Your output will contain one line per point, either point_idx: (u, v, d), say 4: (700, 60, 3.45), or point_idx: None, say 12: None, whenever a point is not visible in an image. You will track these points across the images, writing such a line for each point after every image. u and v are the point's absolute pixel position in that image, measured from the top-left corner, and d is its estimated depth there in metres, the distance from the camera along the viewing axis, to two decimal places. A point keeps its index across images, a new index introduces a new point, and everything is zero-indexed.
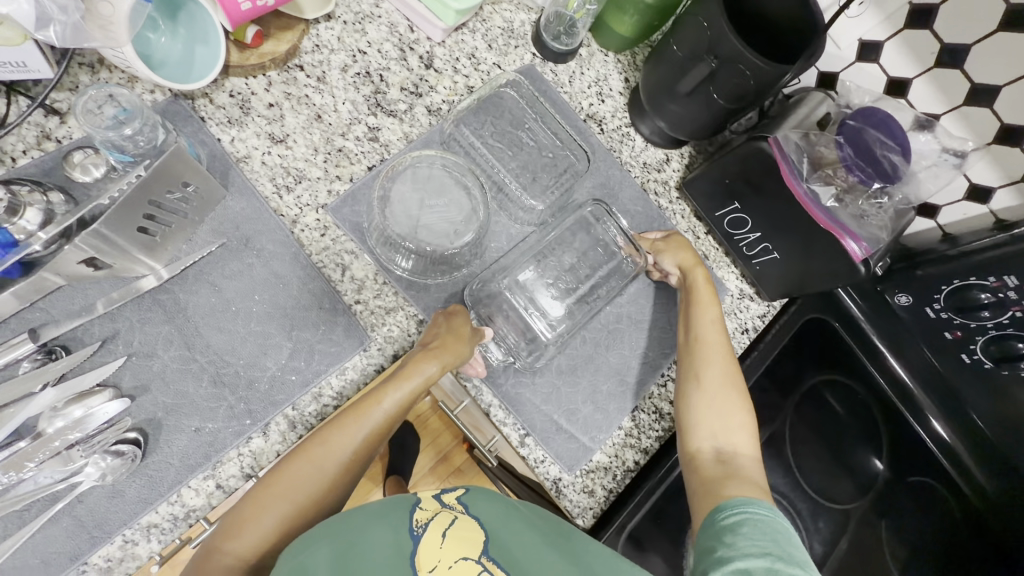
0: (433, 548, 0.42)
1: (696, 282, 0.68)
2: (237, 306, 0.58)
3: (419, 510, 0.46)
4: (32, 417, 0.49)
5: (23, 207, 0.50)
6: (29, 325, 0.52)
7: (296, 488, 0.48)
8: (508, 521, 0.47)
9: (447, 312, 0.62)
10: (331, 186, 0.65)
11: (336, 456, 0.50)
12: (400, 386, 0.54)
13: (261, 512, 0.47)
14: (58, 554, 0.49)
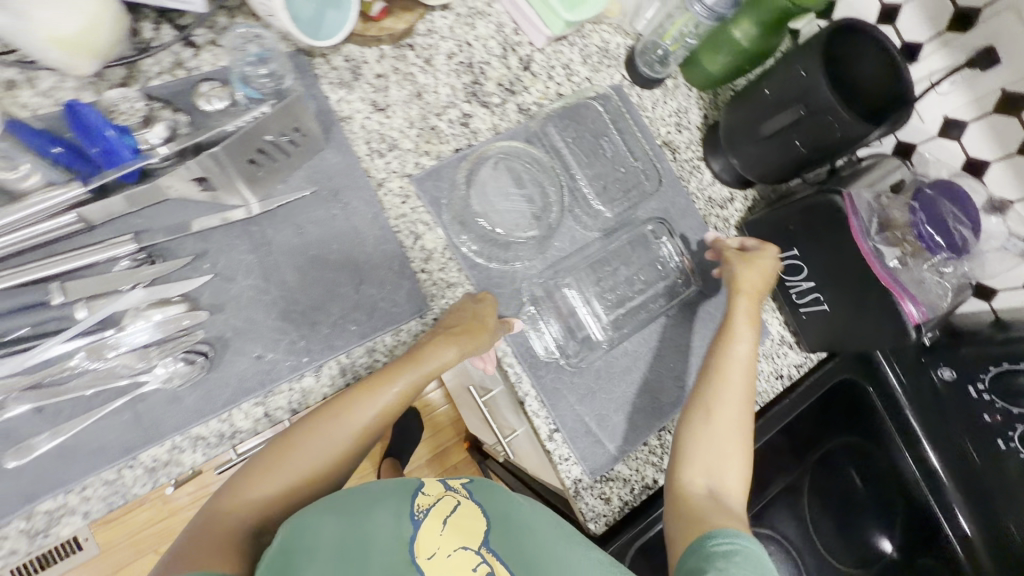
0: (434, 536, 0.48)
1: (745, 298, 0.67)
2: (316, 251, 0.61)
3: (421, 496, 0.51)
4: (118, 312, 0.52)
5: (155, 121, 0.54)
6: (130, 229, 0.55)
7: (299, 456, 0.52)
8: (506, 510, 0.53)
9: (462, 298, 0.64)
10: (419, 159, 0.68)
11: (343, 431, 0.54)
12: (413, 368, 0.57)
13: (274, 475, 0.51)
14: (109, 446, 0.51)
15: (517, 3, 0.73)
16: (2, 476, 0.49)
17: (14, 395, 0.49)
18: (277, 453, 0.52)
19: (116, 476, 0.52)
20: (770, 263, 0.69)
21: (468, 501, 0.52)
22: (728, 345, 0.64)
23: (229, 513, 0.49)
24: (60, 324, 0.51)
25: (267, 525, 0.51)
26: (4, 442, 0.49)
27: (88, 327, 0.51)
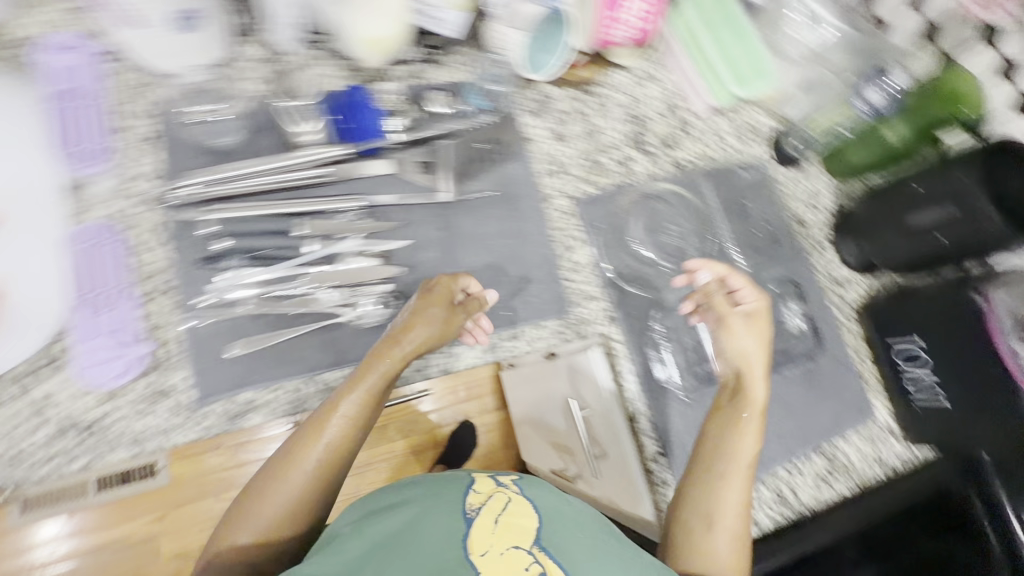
0: (486, 532, 0.42)
1: (754, 367, 0.62)
2: (490, 242, 0.71)
3: (471, 493, 0.46)
4: (340, 252, 0.63)
5: (395, 115, 0.68)
6: (354, 188, 0.65)
7: (263, 505, 0.49)
8: (563, 511, 0.46)
9: (417, 294, 0.61)
10: (582, 185, 0.78)
11: (300, 471, 0.50)
12: (355, 389, 0.53)
13: (244, 528, 0.49)
14: (304, 358, 0.60)
15: (689, 75, 0.83)
16: (222, 363, 0.58)
17: (250, 298, 0.60)
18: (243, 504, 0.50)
19: (298, 388, 0.60)
20: (760, 325, 0.64)
21: (520, 498, 0.46)
22: (731, 432, 0.59)
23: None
24: (291, 251, 0.62)
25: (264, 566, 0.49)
26: (228, 335, 0.59)
27: (309, 259, 0.62)
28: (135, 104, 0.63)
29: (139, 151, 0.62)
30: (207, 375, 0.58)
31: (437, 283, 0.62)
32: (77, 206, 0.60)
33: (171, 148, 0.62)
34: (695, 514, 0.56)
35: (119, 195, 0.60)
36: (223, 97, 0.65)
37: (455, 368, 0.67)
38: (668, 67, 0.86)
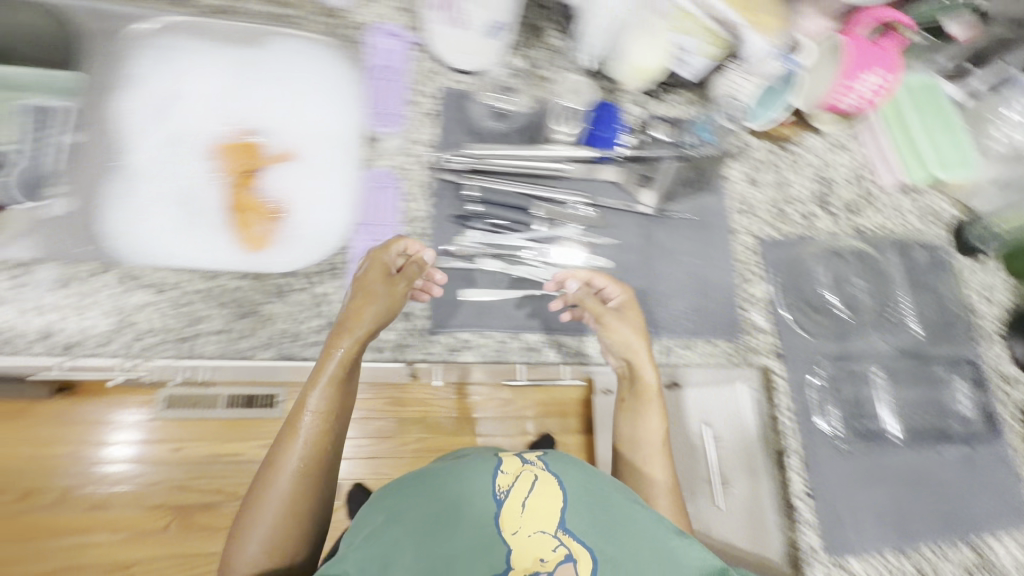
0: (515, 514, 0.51)
1: (639, 345, 0.68)
2: (682, 259, 0.78)
3: (501, 473, 0.54)
4: (562, 236, 0.73)
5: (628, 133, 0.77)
6: (580, 188, 0.76)
7: (265, 509, 0.56)
8: (583, 486, 0.55)
9: (357, 274, 0.65)
10: (767, 229, 0.84)
11: (284, 478, 0.57)
12: (293, 447, 0.58)
13: (246, 539, 0.56)
14: (517, 316, 0.70)
15: (884, 151, 0.89)
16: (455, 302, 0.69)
17: (484, 257, 0.70)
18: (242, 520, 0.57)
19: (504, 340, 0.69)
20: (633, 311, 0.69)
21: (544, 476, 0.55)
22: (639, 422, 0.70)
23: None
24: (523, 226, 0.72)
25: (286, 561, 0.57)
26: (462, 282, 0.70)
27: (535, 236, 0.72)
28: (428, 86, 0.77)
29: (423, 122, 0.75)
30: (441, 309, 0.68)
31: (373, 258, 0.66)
32: (371, 154, 0.74)
33: (448, 125, 0.76)
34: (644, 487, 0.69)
35: (402, 152, 0.74)
36: (494, 92, 0.78)
37: None
38: (861, 141, 0.91)
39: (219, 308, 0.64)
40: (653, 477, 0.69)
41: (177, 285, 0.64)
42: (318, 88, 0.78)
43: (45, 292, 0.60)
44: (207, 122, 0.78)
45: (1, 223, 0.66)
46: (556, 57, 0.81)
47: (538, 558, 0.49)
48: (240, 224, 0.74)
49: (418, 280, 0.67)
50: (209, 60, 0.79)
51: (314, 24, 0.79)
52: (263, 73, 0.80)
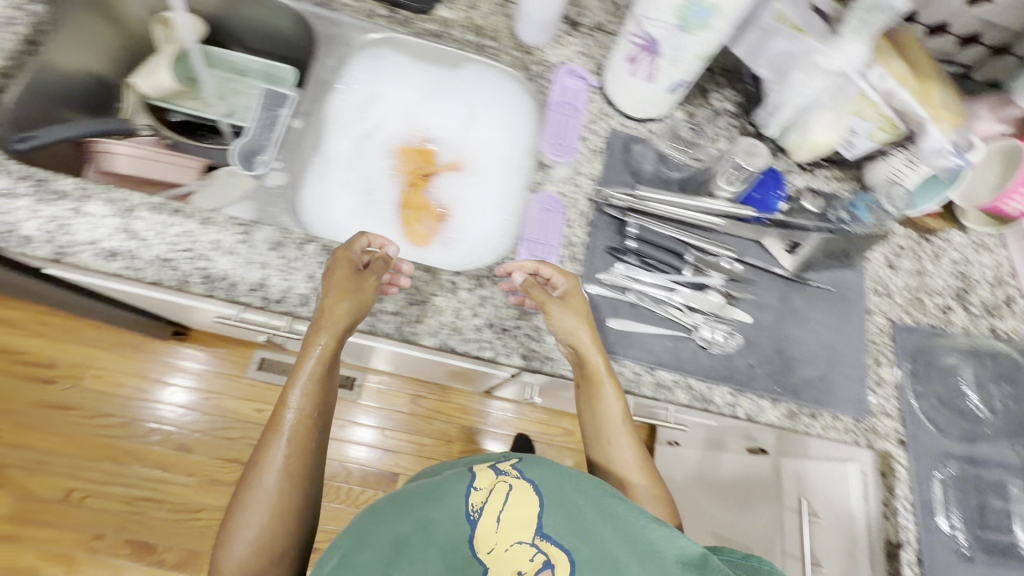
0: (490, 532, 0.49)
1: (591, 351, 0.66)
2: (816, 327, 0.79)
3: (474, 492, 0.52)
4: (706, 284, 0.76)
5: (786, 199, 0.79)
6: (727, 241, 0.79)
7: (252, 511, 0.59)
8: (561, 491, 0.52)
9: (323, 273, 0.66)
10: (901, 314, 0.84)
11: (269, 474, 0.61)
12: (275, 441, 0.62)
13: (234, 543, 0.59)
14: (653, 351, 0.72)
15: None
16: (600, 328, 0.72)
17: (634, 290, 0.74)
18: (230, 523, 0.60)
19: (639, 372, 0.72)
20: (582, 305, 0.68)
21: (518, 487, 0.52)
22: (595, 406, 0.67)
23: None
24: (674, 268, 0.75)
25: (278, 552, 0.60)
26: (610, 310, 0.73)
27: (684, 280, 0.75)
28: (600, 127, 0.84)
29: (592, 158, 0.82)
30: None
31: (336, 258, 0.66)
32: (542, 179, 0.79)
33: (614, 165, 0.81)
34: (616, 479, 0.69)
35: (571, 182, 0.79)
36: (659, 142, 0.84)
37: (757, 419, 0.74)
38: (1005, 245, 0.91)
39: (395, 291, 0.69)
40: (623, 476, 0.68)
41: (366, 262, 0.69)
42: (493, 116, 0.89)
43: (260, 249, 0.67)
44: (395, 126, 0.89)
45: (231, 185, 0.81)
46: (717, 118, 0.88)
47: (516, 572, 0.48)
48: (408, 219, 0.84)
49: (386, 274, 0.68)
50: (408, 72, 0.89)
51: (508, 55, 0.87)
52: (450, 93, 0.90)
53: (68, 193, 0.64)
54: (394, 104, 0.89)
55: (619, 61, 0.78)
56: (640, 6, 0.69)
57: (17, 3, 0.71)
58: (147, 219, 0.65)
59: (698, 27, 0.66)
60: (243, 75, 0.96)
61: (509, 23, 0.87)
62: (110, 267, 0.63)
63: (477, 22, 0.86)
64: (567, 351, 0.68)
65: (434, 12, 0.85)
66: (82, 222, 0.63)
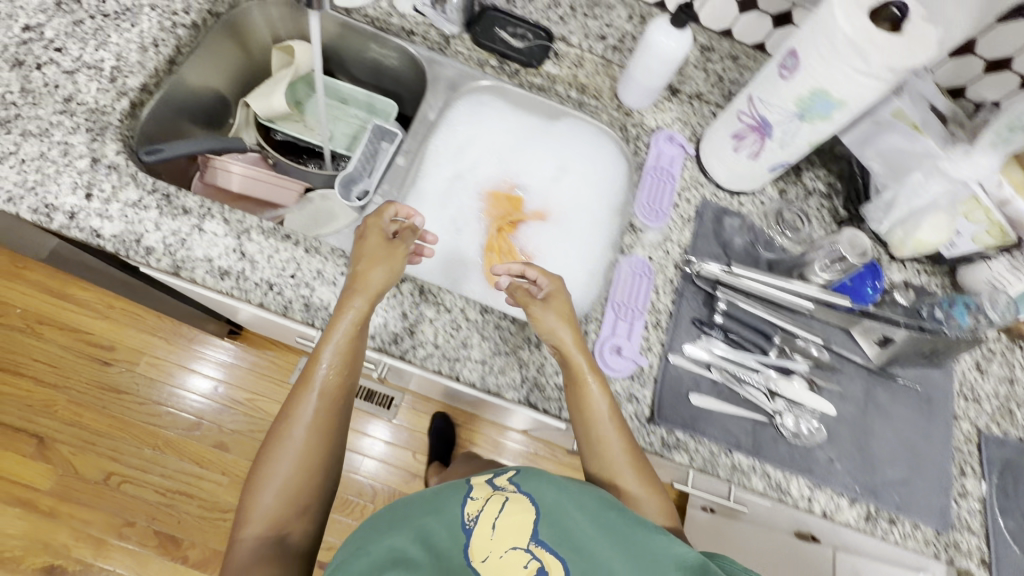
0: (486, 540, 0.52)
1: (572, 350, 0.66)
2: (902, 427, 0.76)
3: (472, 501, 0.56)
4: (790, 369, 0.74)
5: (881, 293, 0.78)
6: (815, 327, 0.78)
7: (281, 461, 0.61)
8: (556, 500, 0.54)
9: (357, 241, 0.69)
10: (989, 423, 0.80)
11: (299, 425, 0.62)
12: (305, 395, 0.63)
13: (261, 494, 0.60)
14: (732, 433, 0.71)
15: None
16: (680, 402, 0.71)
17: (717, 367, 0.73)
18: (260, 470, 0.61)
19: (716, 453, 0.70)
20: (564, 306, 0.69)
21: (515, 497, 0.55)
22: (578, 404, 0.65)
23: (238, 556, 0.58)
24: (759, 350, 0.75)
25: (301, 504, 0.61)
26: (692, 385, 0.72)
27: (769, 362, 0.74)
28: (692, 196, 0.84)
29: (682, 226, 0.82)
30: (666, 403, 0.71)
31: (368, 226, 0.71)
32: (632, 242, 0.79)
33: (704, 236, 0.81)
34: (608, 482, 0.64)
35: (660, 248, 0.79)
36: (750, 218, 0.83)
37: (832, 517, 0.71)
38: None
39: (482, 340, 0.70)
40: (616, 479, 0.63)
41: (458, 306, 0.70)
42: (585, 170, 0.90)
43: None
44: (488, 169, 0.91)
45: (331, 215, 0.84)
46: (809, 198, 0.88)
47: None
48: (490, 262, 0.85)
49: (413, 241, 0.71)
50: (508, 119, 0.92)
51: (607, 115, 0.88)
52: (546, 143, 0.92)
53: (191, 210, 0.67)
54: (490, 148, 0.92)
55: (724, 135, 0.79)
56: (756, 88, 0.71)
57: (165, 26, 0.77)
58: (259, 243, 0.68)
59: (817, 117, 0.65)
60: (346, 104, 0.99)
61: (612, 84, 0.89)
62: (221, 285, 0.66)
63: (581, 80, 0.88)
64: (551, 348, 0.68)
65: (542, 68, 0.88)
66: (201, 239, 0.66)
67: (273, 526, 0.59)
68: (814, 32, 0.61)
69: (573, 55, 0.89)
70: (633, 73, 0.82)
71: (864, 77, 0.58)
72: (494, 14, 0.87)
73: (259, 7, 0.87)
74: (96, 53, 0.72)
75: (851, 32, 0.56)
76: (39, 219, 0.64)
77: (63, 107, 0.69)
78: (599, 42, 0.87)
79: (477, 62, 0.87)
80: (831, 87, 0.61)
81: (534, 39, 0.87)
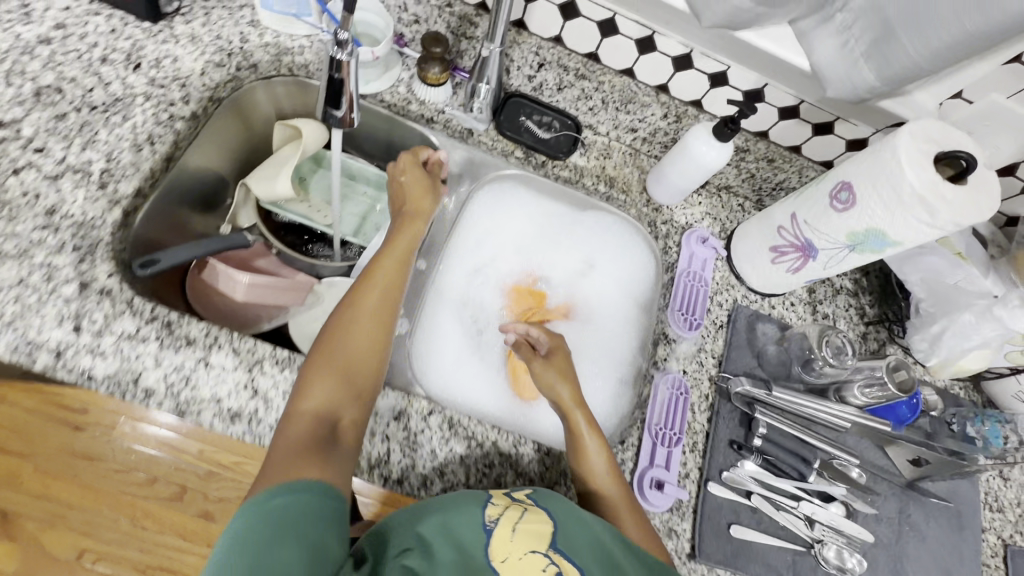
0: (505, 542, 0.52)
1: (570, 405, 0.67)
2: (935, 547, 0.75)
3: (492, 505, 0.55)
4: (826, 492, 0.73)
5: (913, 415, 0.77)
6: (848, 443, 0.76)
7: (339, 348, 0.59)
8: (573, 520, 0.55)
9: (397, 176, 0.75)
10: (1014, 533, 0.80)
11: (363, 314, 0.63)
12: (364, 297, 0.63)
13: (318, 387, 0.57)
14: (772, 566, 0.68)
15: None
16: (719, 536, 0.68)
17: (757, 495, 0.71)
18: (320, 355, 0.59)
19: None
20: (562, 365, 0.70)
21: (534, 509, 0.55)
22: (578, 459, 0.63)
23: (290, 438, 0.54)
24: (797, 476, 0.72)
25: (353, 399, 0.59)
26: (732, 516, 0.69)
27: (808, 488, 0.72)
28: (724, 299, 0.81)
29: (715, 334, 0.79)
30: (706, 538, 0.68)
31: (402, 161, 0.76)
32: (666, 354, 0.76)
33: (738, 344, 0.78)
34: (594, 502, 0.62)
35: (694, 359, 0.76)
36: (783, 323, 0.81)
37: None
38: None
39: (517, 477, 0.65)
40: (603, 490, 0.62)
41: (490, 439, 0.66)
42: (612, 265, 0.85)
43: (383, 418, 0.63)
44: (510, 263, 0.86)
45: None
46: (837, 296, 0.86)
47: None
48: (515, 368, 0.80)
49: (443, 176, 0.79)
50: (530, 209, 0.87)
51: (636, 209, 0.85)
52: (570, 235, 0.87)
53: (195, 340, 0.61)
54: (512, 241, 0.87)
55: (762, 245, 0.76)
56: (802, 207, 0.68)
57: (161, 118, 0.69)
58: (273, 376, 0.61)
59: (869, 250, 0.63)
60: (355, 180, 0.91)
61: (641, 176, 0.85)
62: (232, 429, 0.59)
63: (609, 172, 0.84)
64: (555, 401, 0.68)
65: (569, 159, 0.83)
66: (208, 376, 0.60)
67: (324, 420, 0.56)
68: (874, 172, 0.58)
69: (600, 144, 0.84)
70: (665, 171, 0.79)
71: (927, 226, 0.56)
72: (519, 99, 0.81)
73: (265, 87, 0.80)
74: (82, 154, 0.65)
75: (918, 184, 0.54)
76: (19, 359, 0.57)
77: (47, 221, 0.61)
78: (629, 133, 0.83)
79: (500, 152, 0.83)
80: (889, 229, 0.59)
81: (561, 128, 0.82)
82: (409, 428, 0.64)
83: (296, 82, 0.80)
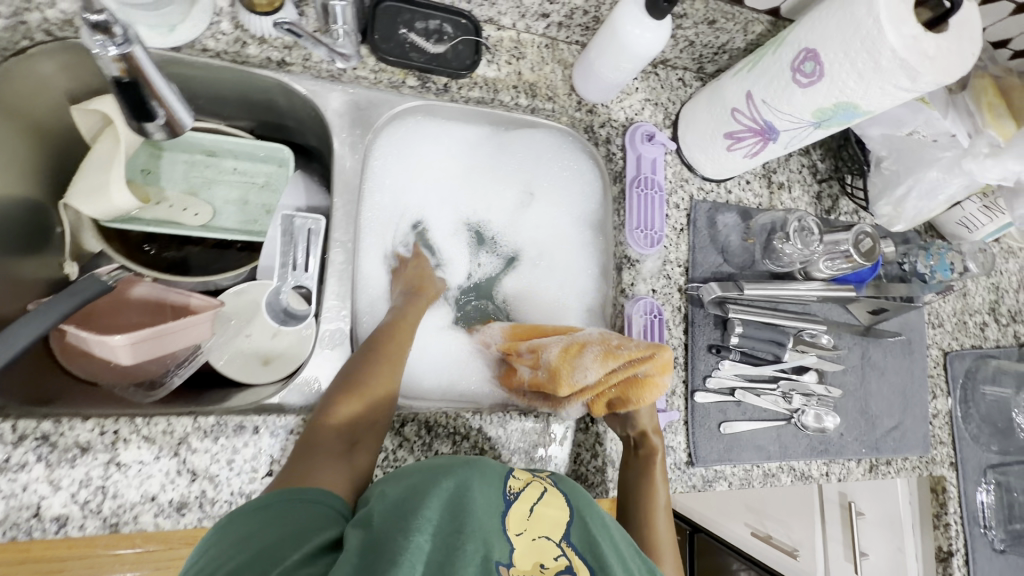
0: (522, 519, 0.46)
1: (656, 486, 0.61)
2: (893, 377, 0.81)
3: (513, 478, 0.50)
4: (798, 364, 0.75)
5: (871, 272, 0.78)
6: (813, 310, 0.77)
7: (370, 385, 0.55)
8: (592, 506, 0.51)
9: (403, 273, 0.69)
10: (951, 341, 0.88)
11: (390, 356, 0.58)
12: (394, 340, 0.60)
13: (339, 407, 0.53)
14: (761, 447, 0.72)
15: None
16: (711, 438, 0.70)
17: (739, 389, 0.72)
18: (348, 381, 0.55)
19: (751, 468, 0.72)
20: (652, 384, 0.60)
21: (554, 490, 0.51)
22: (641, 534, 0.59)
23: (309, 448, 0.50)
24: (772, 358, 0.74)
25: (361, 437, 0.53)
26: (720, 416, 0.71)
27: (785, 366, 0.74)
28: (680, 199, 0.73)
29: (678, 240, 0.73)
30: (701, 445, 0.69)
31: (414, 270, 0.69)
32: (631, 279, 0.70)
33: (703, 245, 0.73)
34: (639, 504, 0.60)
35: (661, 275, 0.71)
36: (744, 208, 0.75)
37: (845, 480, 0.78)
38: None
39: (510, 455, 0.62)
40: (653, 498, 0.60)
41: (474, 428, 0.62)
42: (552, 193, 0.75)
43: None
44: (434, 215, 0.73)
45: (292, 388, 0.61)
46: (789, 159, 0.78)
47: (539, 564, 0.43)
48: (559, 367, 0.61)
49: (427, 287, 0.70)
50: (442, 144, 0.72)
51: (567, 117, 0.71)
52: (501, 162, 0.74)
53: (91, 445, 0.49)
54: (432, 191, 0.73)
55: (713, 133, 0.66)
56: (758, 84, 0.57)
57: None
58: (207, 451, 0.52)
59: (835, 124, 0.56)
60: (216, 156, 0.71)
61: (566, 74, 0.70)
62: (183, 522, 0.51)
63: (527, 77, 0.69)
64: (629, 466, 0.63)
65: (476, 73, 0.67)
66: (128, 478, 0.50)
67: (337, 444, 0.51)
68: (848, 33, 0.48)
69: (508, 40, 0.68)
70: (594, 66, 0.65)
71: (902, 92, 0.48)
72: (394, 3, 0.63)
73: (25, 67, 0.57)
74: None
75: (900, 45, 0.45)
76: None
77: None
78: (541, 20, 0.66)
79: (388, 83, 0.65)
80: (862, 101, 0.51)
81: (456, 33, 0.65)
82: (385, 449, 0.58)
83: (68, 48, 0.57)
